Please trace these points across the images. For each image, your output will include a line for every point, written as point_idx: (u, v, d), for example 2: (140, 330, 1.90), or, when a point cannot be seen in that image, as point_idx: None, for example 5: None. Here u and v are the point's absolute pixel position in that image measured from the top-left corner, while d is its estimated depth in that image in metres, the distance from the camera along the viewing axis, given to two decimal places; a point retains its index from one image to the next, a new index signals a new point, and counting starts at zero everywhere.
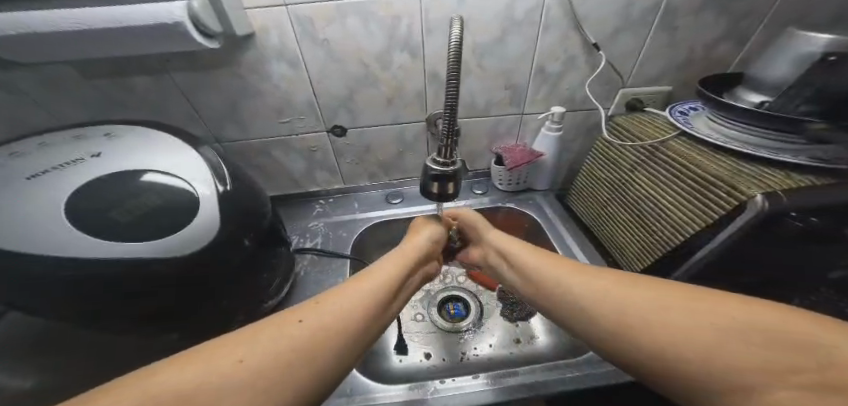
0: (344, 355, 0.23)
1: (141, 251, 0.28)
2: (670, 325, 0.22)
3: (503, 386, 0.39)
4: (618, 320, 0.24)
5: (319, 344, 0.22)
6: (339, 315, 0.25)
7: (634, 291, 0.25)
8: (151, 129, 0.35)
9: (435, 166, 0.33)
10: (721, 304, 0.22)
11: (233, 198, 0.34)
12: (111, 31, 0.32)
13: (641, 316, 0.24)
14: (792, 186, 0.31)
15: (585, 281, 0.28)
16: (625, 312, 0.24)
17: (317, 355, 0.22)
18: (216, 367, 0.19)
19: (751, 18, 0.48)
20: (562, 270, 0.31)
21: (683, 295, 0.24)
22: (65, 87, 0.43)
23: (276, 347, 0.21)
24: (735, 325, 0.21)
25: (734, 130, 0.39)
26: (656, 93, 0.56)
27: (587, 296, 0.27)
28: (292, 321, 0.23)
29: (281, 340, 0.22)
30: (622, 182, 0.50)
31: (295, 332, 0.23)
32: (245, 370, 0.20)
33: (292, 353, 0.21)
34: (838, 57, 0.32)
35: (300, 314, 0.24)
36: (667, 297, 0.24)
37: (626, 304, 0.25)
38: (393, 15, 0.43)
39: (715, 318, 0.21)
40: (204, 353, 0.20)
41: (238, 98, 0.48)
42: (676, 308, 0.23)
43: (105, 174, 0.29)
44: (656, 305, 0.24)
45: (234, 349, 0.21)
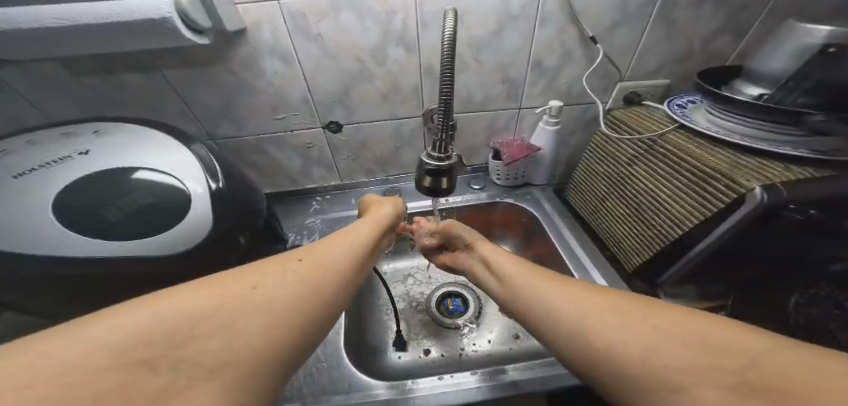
0: (337, 296, 0.25)
1: (133, 248, 0.27)
2: (622, 326, 0.22)
3: (504, 381, 0.39)
4: (574, 318, 0.25)
5: (321, 283, 0.24)
6: (331, 262, 0.27)
7: (596, 294, 0.26)
8: (141, 126, 0.35)
9: (430, 161, 0.32)
10: (674, 315, 0.22)
11: (226, 195, 0.33)
12: (96, 27, 0.32)
13: (595, 315, 0.24)
14: (791, 178, 0.31)
15: (554, 285, 0.29)
16: (580, 309, 0.25)
17: (319, 293, 0.24)
18: (230, 293, 0.21)
19: (751, 10, 0.47)
20: (536, 276, 0.31)
21: (643, 304, 0.23)
22: (53, 85, 0.43)
23: (286, 280, 0.23)
24: (683, 336, 0.20)
25: (733, 122, 0.39)
26: (654, 86, 0.55)
27: (553, 295, 0.28)
28: (293, 259, 0.26)
29: (287, 274, 0.24)
30: (620, 175, 0.49)
31: (300, 269, 0.25)
32: (258, 295, 0.21)
33: (297, 286, 0.23)
34: (837, 48, 0.31)
35: (300, 254, 0.26)
36: (624, 305, 0.24)
37: (584, 305, 0.25)
38: (388, 9, 0.42)
39: (665, 326, 0.21)
40: (216, 281, 0.21)
41: (231, 95, 0.48)
42: (630, 313, 0.23)
43: (94, 170, 0.29)
44: (612, 308, 0.24)
45: (243, 279, 0.22)
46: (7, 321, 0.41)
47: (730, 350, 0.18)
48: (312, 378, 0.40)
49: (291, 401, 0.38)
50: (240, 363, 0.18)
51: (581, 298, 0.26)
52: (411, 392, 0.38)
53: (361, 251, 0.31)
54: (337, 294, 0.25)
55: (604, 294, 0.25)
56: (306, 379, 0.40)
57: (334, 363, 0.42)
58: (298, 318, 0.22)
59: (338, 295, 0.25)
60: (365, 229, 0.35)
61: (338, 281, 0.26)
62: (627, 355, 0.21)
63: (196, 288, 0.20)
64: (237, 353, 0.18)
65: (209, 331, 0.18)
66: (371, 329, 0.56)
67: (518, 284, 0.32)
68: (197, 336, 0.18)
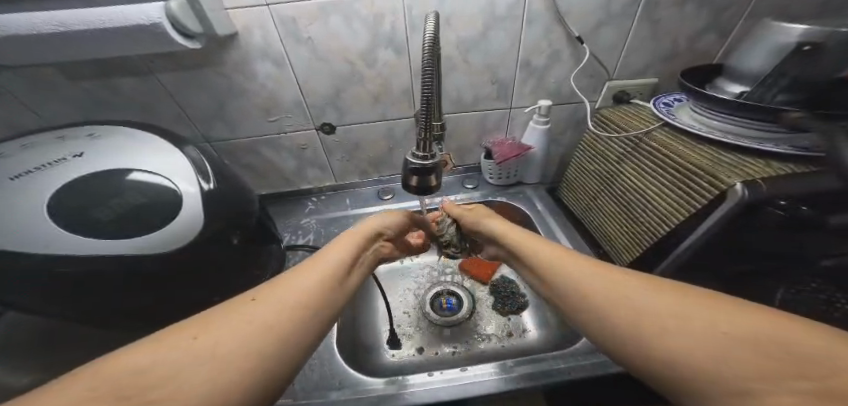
0: (310, 324, 0.22)
1: (125, 246, 0.28)
2: (673, 328, 0.20)
3: (518, 373, 0.40)
4: (618, 314, 0.23)
5: (284, 317, 0.22)
6: (298, 289, 0.24)
7: (637, 287, 0.23)
8: (134, 129, 0.36)
9: (414, 160, 0.33)
10: (733, 313, 0.19)
11: (218, 195, 0.34)
12: (88, 32, 0.32)
13: (642, 316, 0.22)
14: (771, 174, 0.32)
15: (589, 274, 0.26)
16: (627, 307, 0.23)
17: (281, 332, 0.21)
18: (173, 350, 0.19)
19: (734, 9, 0.48)
20: (568, 259, 0.29)
21: (694, 298, 0.21)
22: (51, 89, 0.44)
23: (243, 322, 0.21)
24: (744, 336, 0.18)
25: (716, 120, 0.40)
26: (642, 85, 0.56)
27: (593, 287, 0.25)
28: (248, 300, 0.22)
29: (241, 317, 0.21)
30: (609, 173, 0.50)
31: (259, 306, 0.22)
32: (205, 346, 0.19)
33: (254, 326, 0.21)
34: (812, 46, 0.32)
35: (256, 294, 0.23)
36: (672, 299, 0.22)
37: (625, 302, 0.23)
38: (376, 12, 0.43)
39: (727, 325, 0.19)
40: (168, 334, 0.20)
41: (225, 97, 0.49)
42: (685, 309, 0.21)
43: (88, 172, 0.30)
44: (661, 305, 0.22)
45: (193, 329, 0.20)
46: (6, 321, 0.42)
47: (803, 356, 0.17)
48: (305, 375, 0.41)
49: (283, 398, 0.38)
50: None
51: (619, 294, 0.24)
52: (402, 388, 0.39)
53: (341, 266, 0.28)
54: (310, 322, 0.23)
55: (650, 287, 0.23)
56: (299, 376, 0.41)
57: (326, 361, 0.43)
58: (260, 361, 0.19)
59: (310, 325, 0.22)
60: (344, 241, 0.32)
61: (309, 308, 0.23)
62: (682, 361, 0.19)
63: (141, 349, 0.18)
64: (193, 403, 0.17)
65: (154, 385, 0.17)
66: (365, 327, 0.57)
67: (550, 265, 0.29)
68: (143, 390, 0.17)
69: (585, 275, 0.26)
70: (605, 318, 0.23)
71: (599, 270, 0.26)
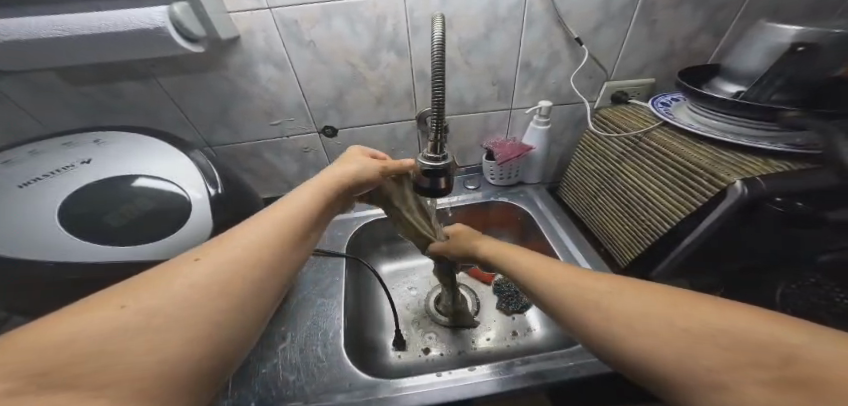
0: (264, 287, 0.22)
1: (135, 253, 0.28)
2: (620, 321, 0.22)
3: (519, 375, 0.40)
4: (575, 307, 0.25)
5: (235, 282, 0.20)
6: (249, 249, 0.22)
7: (594, 283, 0.26)
8: (138, 134, 0.35)
9: (426, 161, 0.33)
10: (679, 304, 0.21)
11: (225, 200, 0.34)
12: (88, 37, 0.32)
13: (592, 310, 0.24)
14: (769, 170, 0.32)
15: (558, 270, 0.29)
16: (581, 299, 0.25)
17: (233, 293, 0.20)
18: (105, 315, 0.16)
19: (728, 10, 0.49)
20: (542, 262, 0.31)
21: (648, 293, 0.23)
22: (50, 94, 0.43)
23: (191, 280, 0.19)
24: (688, 326, 0.20)
25: (714, 120, 0.40)
26: (639, 85, 0.57)
27: (557, 283, 0.28)
28: (191, 258, 0.21)
29: (181, 277, 0.19)
30: (610, 173, 0.51)
31: (211, 260, 0.20)
32: (142, 310, 0.17)
33: (201, 288, 0.19)
34: (806, 47, 0.33)
35: (201, 252, 0.21)
36: (621, 295, 0.24)
37: (581, 298, 0.25)
38: (379, 15, 0.44)
39: (669, 318, 0.21)
40: (92, 302, 0.17)
41: (226, 101, 0.49)
42: (639, 303, 0.23)
43: (97, 179, 0.30)
44: (614, 300, 0.24)
45: (122, 294, 0.17)
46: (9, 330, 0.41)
47: (742, 340, 0.18)
48: (314, 378, 0.41)
49: (294, 401, 0.38)
50: (143, 382, 0.15)
51: (600, 294, 0.25)
52: (410, 388, 0.40)
53: (297, 229, 0.26)
54: (263, 288, 0.22)
55: (625, 289, 0.24)
56: (308, 379, 0.41)
57: (334, 364, 0.43)
58: (212, 326, 0.18)
59: (264, 287, 0.22)
60: (306, 195, 0.29)
61: (263, 271, 0.22)
62: (634, 351, 0.21)
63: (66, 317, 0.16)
64: (139, 375, 0.15)
65: (83, 356, 0.15)
66: (371, 329, 0.57)
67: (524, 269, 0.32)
68: (73, 362, 0.14)
69: (560, 276, 0.28)
70: (568, 309, 0.26)
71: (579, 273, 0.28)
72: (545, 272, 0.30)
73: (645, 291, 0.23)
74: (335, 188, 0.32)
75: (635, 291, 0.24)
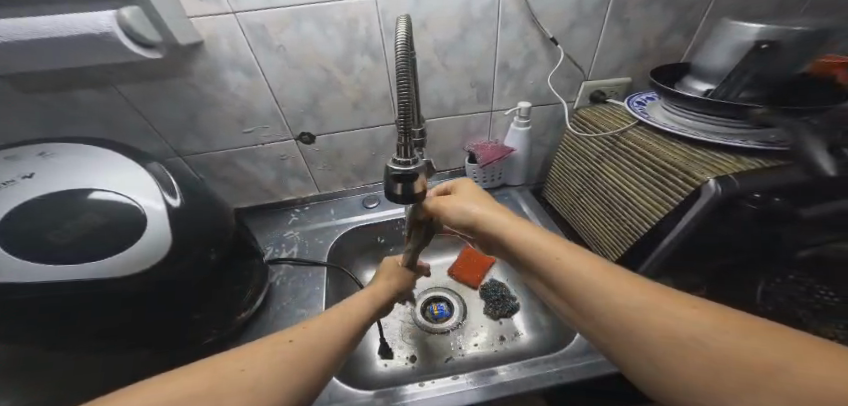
0: (303, 394, 0.23)
1: (87, 271, 0.27)
2: (737, 371, 0.19)
3: (500, 381, 0.39)
4: (657, 346, 0.22)
5: (291, 374, 0.23)
6: (314, 343, 0.26)
7: (689, 314, 0.22)
8: (88, 146, 0.34)
9: (396, 166, 0.32)
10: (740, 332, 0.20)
11: (187, 211, 0.33)
12: (32, 43, 0.30)
13: (686, 355, 0.21)
14: (741, 168, 0.32)
15: (627, 288, 0.25)
16: (667, 334, 0.22)
17: (279, 394, 0.22)
18: (219, 379, 0.21)
19: (698, 9, 0.49)
20: (596, 272, 0.27)
21: (757, 332, 0.20)
22: (4, 105, 0.41)
23: (268, 364, 0.23)
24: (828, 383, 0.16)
25: (687, 118, 0.40)
26: (616, 85, 0.57)
27: (635, 311, 0.23)
28: (283, 340, 0.25)
29: (261, 361, 0.23)
30: (590, 173, 0.50)
31: (287, 352, 0.24)
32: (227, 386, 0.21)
33: (271, 375, 0.23)
34: (769, 45, 0.33)
35: (291, 334, 0.26)
36: (719, 331, 0.20)
37: (674, 338, 0.21)
38: (350, 18, 0.43)
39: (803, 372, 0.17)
40: (218, 361, 0.22)
41: (195, 108, 0.47)
42: (694, 325, 0.21)
43: (38, 193, 0.28)
44: (717, 340, 0.20)
45: (224, 365, 0.22)
46: None
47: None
48: None
49: None
50: None
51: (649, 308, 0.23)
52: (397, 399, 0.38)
53: (353, 328, 0.30)
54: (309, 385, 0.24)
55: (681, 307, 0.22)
56: None
57: None
58: None
59: (302, 388, 0.23)
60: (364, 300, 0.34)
61: (305, 375, 0.24)
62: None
63: (192, 369, 0.22)
64: None
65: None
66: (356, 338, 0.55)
67: (570, 277, 0.27)
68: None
69: (598, 279, 0.26)
70: (655, 348, 0.22)
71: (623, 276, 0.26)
72: (583, 273, 0.27)
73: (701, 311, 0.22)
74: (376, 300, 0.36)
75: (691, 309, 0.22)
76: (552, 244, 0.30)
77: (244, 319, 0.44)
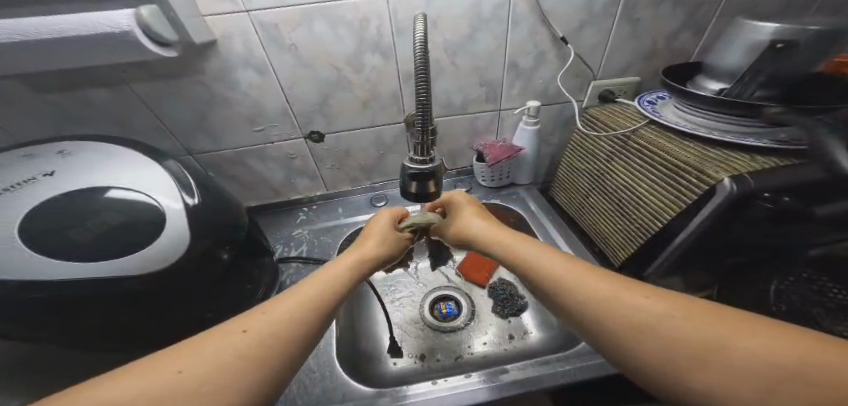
0: (261, 383, 0.23)
1: (105, 270, 0.27)
2: (691, 351, 0.22)
3: (519, 378, 0.40)
4: (621, 333, 0.25)
5: (248, 361, 0.23)
6: (273, 325, 0.25)
7: (650, 304, 0.25)
8: (105, 144, 0.34)
9: (413, 164, 0.32)
10: (734, 327, 0.22)
11: (204, 210, 0.33)
12: (50, 42, 0.30)
13: (645, 340, 0.24)
14: (755, 167, 0.32)
15: (601, 286, 0.27)
16: (634, 322, 0.24)
17: (230, 387, 0.22)
18: (157, 378, 0.21)
19: (708, 9, 0.50)
20: (583, 275, 0.28)
21: (708, 316, 0.23)
22: (16, 104, 0.41)
23: (212, 361, 0.22)
24: (754, 356, 0.20)
25: (699, 117, 0.40)
26: (625, 84, 0.57)
27: (618, 309, 0.25)
28: (235, 331, 0.24)
29: (217, 349, 0.23)
30: (600, 172, 0.50)
31: (238, 344, 0.24)
32: (183, 379, 0.21)
33: (228, 361, 0.23)
34: (785, 44, 0.33)
35: (244, 325, 0.25)
36: (673, 320, 0.23)
37: (686, 345, 0.22)
38: (361, 17, 0.43)
39: (738, 350, 0.21)
40: (162, 360, 0.22)
41: (206, 107, 0.47)
42: (690, 327, 0.23)
43: (60, 192, 0.28)
44: (679, 327, 0.23)
45: (178, 359, 0.22)
46: None
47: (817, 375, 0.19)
48: (307, 390, 0.40)
49: None
50: None
51: (642, 311, 0.25)
52: (408, 398, 0.38)
53: (325, 301, 0.29)
54: (270, 369, 0.24)
55: (677, 308, 0.24)
56: (300, 392, 0.39)
57: (327, 375, 0.42)
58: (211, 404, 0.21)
59: (265, 371, 0.23)
60: (341, 268, 0.33)
61: (269, 359, 0.24)
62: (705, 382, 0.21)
63: (135, 368, 0.21)
64: None
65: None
66: (365, 337, 0.55)
67: (552, 278, 0.29)
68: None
69: (596, 285, 0.27)
70: (623, 334, 0.25)
71: (617, 283, 0.27)
72: (582, 281, 0.28)
73: (692, 310, 0.24)
74: (363, 269, 0.35)
75: (688, 312, 0.24)
76: (551, 257, 0.31)
77: None
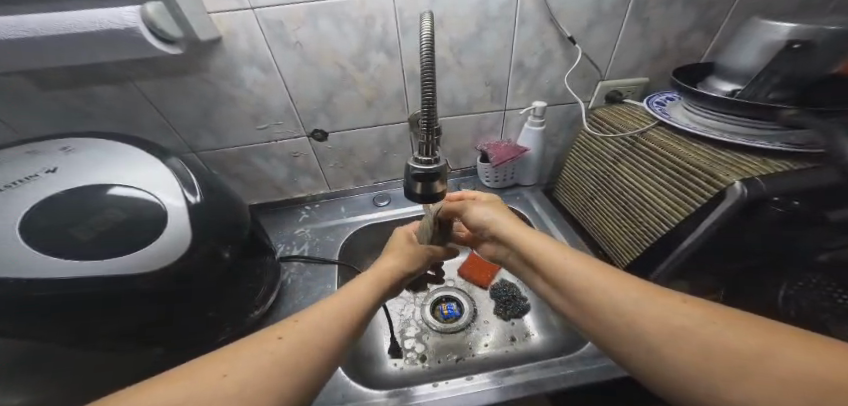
0: (296, 393, 0.22)
1: (105, 269, 0.26)
2: (718, 360, 0.20)
3: (521, 382, 0.39)
4: (646, 337, 0.24)
5: (292, 365, 0.23)
6: (313, 331, 0.26)
7: (682, 311, 0.23)
8: (109, 141, 0.34)
9: (417, 165, 0.32)
10: (772, 338, 0.20)
11: (206, 208, 0.32)
12: (56, 38, 0.30)
13: (671, 346, 0.22)
14: (768, 171, 0.32)
15: (623, 288, 0.26)
16: (656, 326, 0.23)
17: (270, 393, 0.21)
18: (201, 382, 0.21)
19: (720, 9, 0.49)
20: (599, 275, 0.28)
21: (742, 324, 0.21)
22: (21, 100, 0.41)
23: (254, 365, 0.22)
24: (790, 368, 0.19)
25: (710, 119, 0.40)
26: (634, 85, 0.56)
27: (635, 311, 0.25)
28: (272, 338, 0.24)
29: (260, 355, 0.23)
30: (606, 173, 0.50)
31: (276, 350, 0.24)
32: (229, 383, 0.21)
33: (272, 365, 0.23)
34: (802, 44, 0.32)
35: (280, 331, 0.25)
36: (709, 327, 0.22)
37: (713, 351, 0.21)
38: (366, 15, 0.42)
39: (776, 361, 0.19)
40: (206, 364, 0.22)
41: (210, 105, 0.47)
42: (719, 335, 0.21)
43: (63, 189, 0.28)
44: (712, 335, 0.21)
45: (219, 364, 0.22)
46: None
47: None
48: None
49: None
50: None
51: (664, 313, 0.24)
52: (408, 400, 0.38)
53: (353, 317, 0.29)
54: (312, 374, 0.24)
55: (707, 313, 0.23)
56: None
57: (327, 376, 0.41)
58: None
59: (308, 375, 0.24)
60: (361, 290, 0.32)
61: (310, 364, 0.24)
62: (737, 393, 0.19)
63: (186, 372, 0.21)
64: None
65: None
66: (366, 337, 0.55)
67: (570, 277, 0.30)
68: None
69: (615, 286, 0.27)
70: (649, 338, 0.23)
71: (639, 285, 0.26)
72: (599, 279, 0.28)
73: (726, 318, 0.22)
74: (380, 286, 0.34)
75: (722, 320, 0.22)
76: (570, 257, 0.31)
77: (257, 317, 0.44)
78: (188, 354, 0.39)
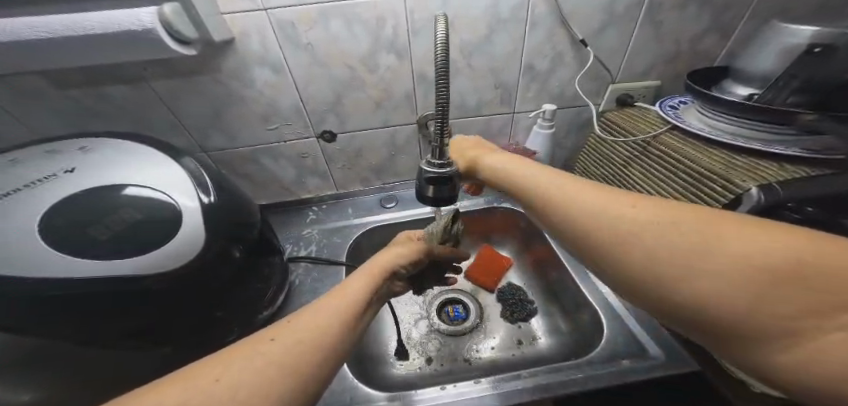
0: (297, 396, 0.22)
1: (120, 269, 0.26)
2: (678, 258, 0.20)
3: (530, 385, 0.39)
4: (613, 236, 0.24)
5: (288, 366, 0.22)
6: (310, 331, 0.25)
7: (642, 214, 0.23)
8: (124, 141, 0.34)
9: (430, 168, 0.32)
10: (734, 227, 0.20)
11: (219, 209, 0.33)
12: (74, 38, 0.30)
13: (636, 242, 0.22)
14: (785, 177, 0.31)
15: (590, 198, 0.26)
16: (617, 232, 0.24)
17: (269, 396, 0.21)
18: (195, 388, 0.20)
19: (735, 11, 0.48)
20: (568, 189, 0.28)
21: (704, 219, 0.21)
22: (38, 99, 0.42)
23: (248, 368, 0.21)
24: (751, 259, 0.18)
25: (725, 123, 0.39)
26: (645, 88, 0.56)
27: (596, 220, 0.25)
28: (263, 340, 0.24)
29: (255, 357, 0.22)
30: (616, 177, 0.49)
31: (271, 353, 0.23)
32: (223, 387, 0.20)
33: (266, 367, 0.22)
34: (823, 48, 0.32)
35: (272, 334, 0.24)
36: (661, 225, 0.22)
37: (675, 250, 0.21)
38: (377, 16, 0.42)
39: (734, 252, 0.19)
40: (199, 369, 0.21)
41: (221, 105, 0.47)
42: (679, 231, 0.21)
43: (80, 189, 0.28)
44: (671, 233, 0.21)
45: (214, 369, 0.21)
46: None
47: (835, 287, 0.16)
48: None
49: None
50: None
51: (628, 217, 0.24)
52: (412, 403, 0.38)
53: (352, 316, 0.28)
54: (310, 376, 0.23)
55: (672, 211, 0.22)
56: None
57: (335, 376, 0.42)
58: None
59: (306, 377, 0.23)
60: (359, 287, 0.31)
61: (307, 365, 0.23)
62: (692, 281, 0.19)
63: (180, 379, 0.21)
64: None
65: None
66: (373, 338, 0.55)
67: (542, 194, 0.30)
68: None
69: (584, 198, 0.27)
70: (607, 245, 0.24)
71: (610, 194, 0.26)
72: (568, 189, 0.28)
73: (688, 214, 0.22)
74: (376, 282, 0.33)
75: (689, 218, 0.22)
76: (547, 176, 0.31)
77: (265, 317, 0.44)
78: (197, 353, 0.40)
